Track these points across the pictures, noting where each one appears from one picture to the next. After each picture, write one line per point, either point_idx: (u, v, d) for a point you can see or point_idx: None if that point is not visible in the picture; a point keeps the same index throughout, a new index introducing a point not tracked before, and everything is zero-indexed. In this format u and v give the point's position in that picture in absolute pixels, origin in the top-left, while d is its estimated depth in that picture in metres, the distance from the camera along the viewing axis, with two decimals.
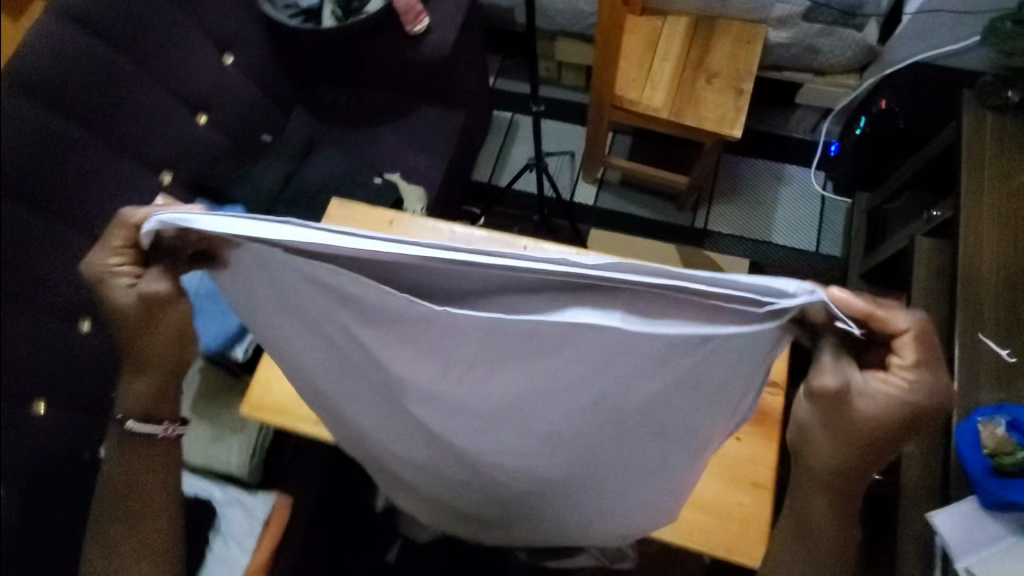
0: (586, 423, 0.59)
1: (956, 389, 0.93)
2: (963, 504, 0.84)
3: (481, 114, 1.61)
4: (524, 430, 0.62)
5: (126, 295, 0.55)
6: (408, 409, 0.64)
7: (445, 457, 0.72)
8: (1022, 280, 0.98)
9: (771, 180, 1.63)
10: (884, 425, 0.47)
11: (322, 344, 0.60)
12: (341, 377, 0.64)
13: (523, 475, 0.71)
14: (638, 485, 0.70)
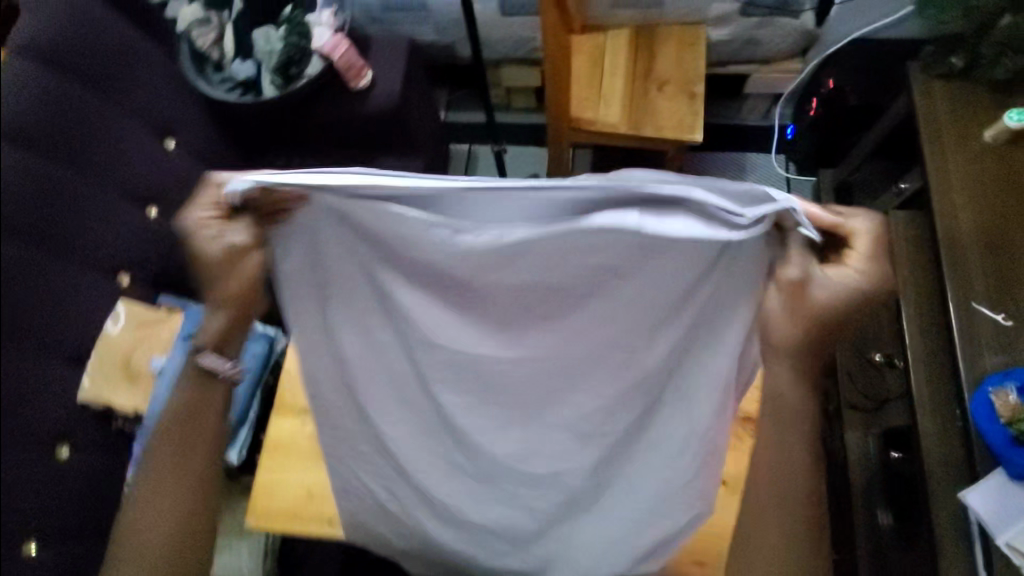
0: (603, 357, 0.65)
1: (960, 361, 0.93)
2: (992, 478, 0.84)
3: (439, 154, 1.59)
4: (543, 396, 0.68)
5: (208, 244, 0.62)
6: (437, 394, 0.70)
7: (468, 458, 0.74)
8: (1001, 240, 0.99)
9: (734, 171, 1.64)
10: (841, 305, 0.59)
11: (361, 335, 0.70)
12: (379, 373, 0.72)
13: (552, 477, 0.72)
14: (668, 464, 0.72)
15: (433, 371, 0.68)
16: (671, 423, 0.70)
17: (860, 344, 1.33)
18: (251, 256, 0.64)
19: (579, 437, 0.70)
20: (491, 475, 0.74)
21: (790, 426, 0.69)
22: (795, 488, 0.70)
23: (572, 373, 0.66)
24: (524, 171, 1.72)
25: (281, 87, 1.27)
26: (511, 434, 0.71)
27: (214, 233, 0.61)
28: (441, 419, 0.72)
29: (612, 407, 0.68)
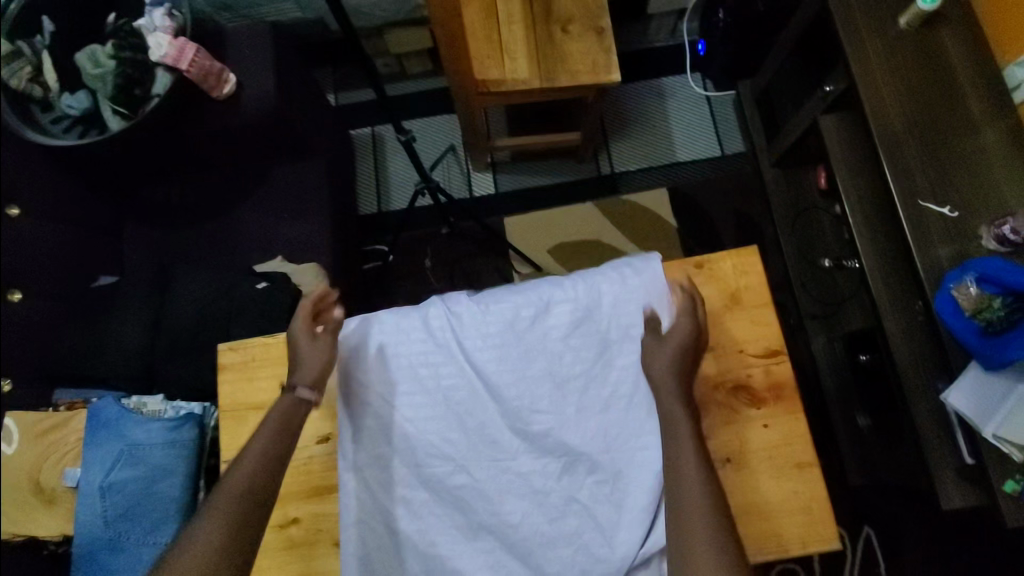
0: (554, 305, 0.74)
1: (916, 262, 0.91)
2: (968, 373, 0.84)
3: (339, 145, 1.42)
4: (527, 344, 0.73)
5: (307, 343, 0.69)
6: (443, 366, 0.73)
7: (471, 433, 0.71)
8: (934, 130, 0.96)
9: (654, 99, 1.56)
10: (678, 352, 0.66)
11: (390, 328, 0.75)
12: (383, 374, 0.73)
13: (552, 439, 0.69)
14: (641, 415, 0.69)
15: (438, 345, 0.74)
16: (628, 365, 0.71)
17: (806, 252, 1.34)
18: (332, 346, 0.70)
19: (562, 384, 0.71)
20: (489, 447, 0.70)
21: (732, 334, 0.72)
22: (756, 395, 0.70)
23: (547, 315, 0.74)
24: (437, 144, 1.56)
25: (127, 116, 1.04)
26: (506, 388, 0.72)
27: (314, 333, 0.69)
28: (441, 397, 0.72)
29: (575, 345, 0.73)
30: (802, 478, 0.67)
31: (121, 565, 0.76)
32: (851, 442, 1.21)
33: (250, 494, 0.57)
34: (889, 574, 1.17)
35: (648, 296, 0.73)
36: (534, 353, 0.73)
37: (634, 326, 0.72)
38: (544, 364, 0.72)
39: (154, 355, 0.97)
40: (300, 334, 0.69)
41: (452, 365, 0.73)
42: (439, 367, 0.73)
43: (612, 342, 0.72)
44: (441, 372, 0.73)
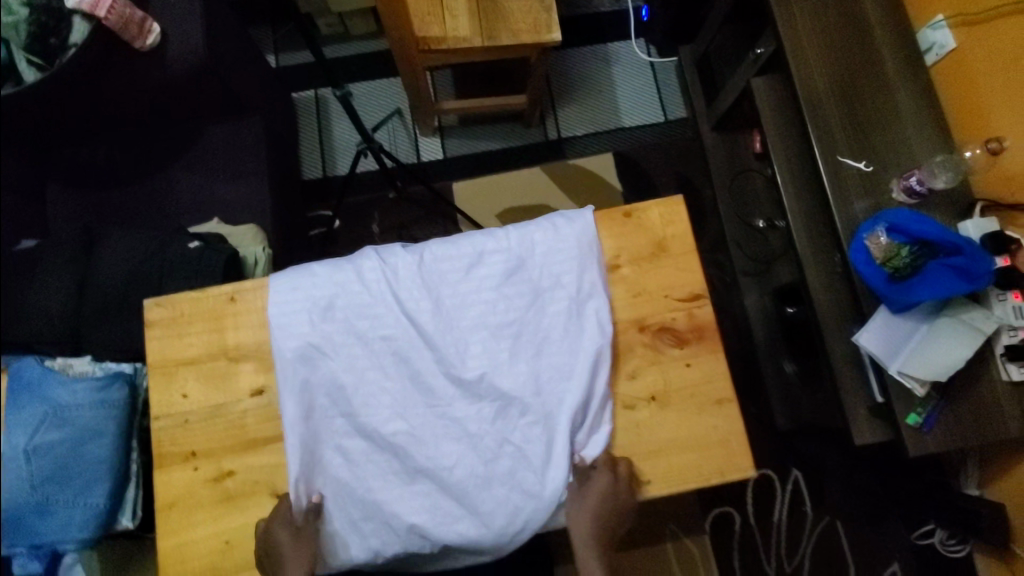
0: (489, 256, 0.75)
1: (835, 214, 0.96)
2: (879, 317, 0.90)
3: (279, 107, 1.38)
4: (462, 294, 0.74)
5: (292, 538, 0.66)
6: (379, 317, 0.74)
7: (408, 382, 0.72)
8: (853, 90, 1.01)
9: (600, 64, 1.57)
10: (596, 518, 0.67)
11: (326, 281, 0.74)
12: (319, 326, 0.73)
13: (485, 384, 0.71)
14: (574, 358, 0.71)
15: (375, 297, 0.74)
16: (559, 311, 0.73)
17: (742, 213, 1.39)
18: (314, 536, 0.68)
19: (496, 331, 0.73)
20: (425, 394, 0.72)
21: (663, 278, 0.75)
22: (683, 336, 0.73)
23: (482, 266, 0.75)
24: (383, 108, 1.52)
25: (44, 68, 0.93)
26: (441, 337, 0.73)
27: (298, 529, 0.67)
28: (378, 348, 0.73)
29: (508, 293, 0.74)
30: (720, 413, 0.72)
31: (52, 527, 0.73)
32: (781, 392, 1.28)
33: None
34: (814, 512, 1.26)
35: (579, 244, 0.74)
36: (469, 304, 0.74)
37: (566, 273, 0.74)
38: (479, 313, 0.74)
39: (82, 315, 0.92)
40: (281, 532, 0.67)
41: (388, 316, 0.74)
42: (376, 319, 0.74)
43: (544, 289, 0.74)
44: (377, 324, 0.73)
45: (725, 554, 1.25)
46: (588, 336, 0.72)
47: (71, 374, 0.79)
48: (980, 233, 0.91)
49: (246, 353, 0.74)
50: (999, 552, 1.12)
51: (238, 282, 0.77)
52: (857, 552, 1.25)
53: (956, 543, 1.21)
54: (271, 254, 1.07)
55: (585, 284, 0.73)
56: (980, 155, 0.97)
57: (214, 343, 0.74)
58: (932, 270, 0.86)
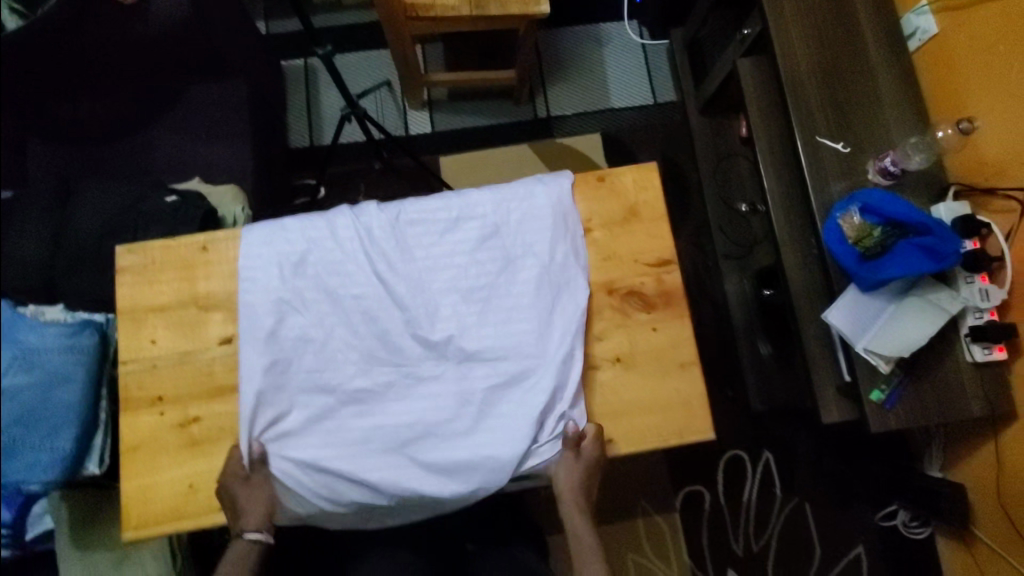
0: (464, 219, 0.76)
1: (810, 193, 0.96)
2: (848, 295, 0.91)
3: (266, 72, 1.37)
4: (434, 255, 0.75)
5: (242, 486, 0.68)
6: (351, 275, 0.74)
7: (376, 340, 0.73)
8: (836, 71, 1.01)
9: (592, 44, 1.57)
10: (585, 483, 0.70)
11: (299, 237, 0.75)
12: (292, 281, 0.74)
13: (453, 345, 0.72)
14: (542, 321, 0.72)
15: (347, 254, 0.75)
16: (530, 277, 0.74)
17: (725, 196, 1.40)
18: (266, 484, 0.68)
19: (466, 294, 0.74)
20: (392, 352, 0.72)
21: (633, 242, 0.77)
22: (649, 299, 0.75)
23: (456, 230, 0.76)
24: (372, 80, 1.51)
25: (25, 16, 1.02)
26: (411, 297, 0.73)
27: (246, 479, 0.68)
28: (348, 305, 0.73)
29: (480, 257, 0.75)
30: (683, 376, 0.73)
31: (14, 467, 0.74)
32: (756, 373, 1.29)
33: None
34: (782, 493, 1.28)
35: (553, 212, 0.76)
36: (442, 266, 0.75)
37: (539, 239, 0.75)
38: (451, 275, 0.75)
39: (55, 267, 0.92)
40: (233, 482, 0.68)
41: (359, 274, 0.74)
42: (347, 277, 0.74)
43: (517, 254, 0.75)
44: (347, 281, 0.74)
45: (694, 532, 1.26)
46: (558, 301, 0.73)
47: (42, 320, 0.80)
48: (950, 216, 0.93)
49: (216, 302, 0.75)
50: (960, 533, 1.16)
51: (210, 232, 0.77)
52: (823, 534, 1.27)
53: (918, 524, 1.25)
54: (250, 215, 1.07)
55: (556, 250, 0.74)
56: (952, 135, 0.98)
57: (184, 292, 0.75)
58: (901, 251, 0.89)
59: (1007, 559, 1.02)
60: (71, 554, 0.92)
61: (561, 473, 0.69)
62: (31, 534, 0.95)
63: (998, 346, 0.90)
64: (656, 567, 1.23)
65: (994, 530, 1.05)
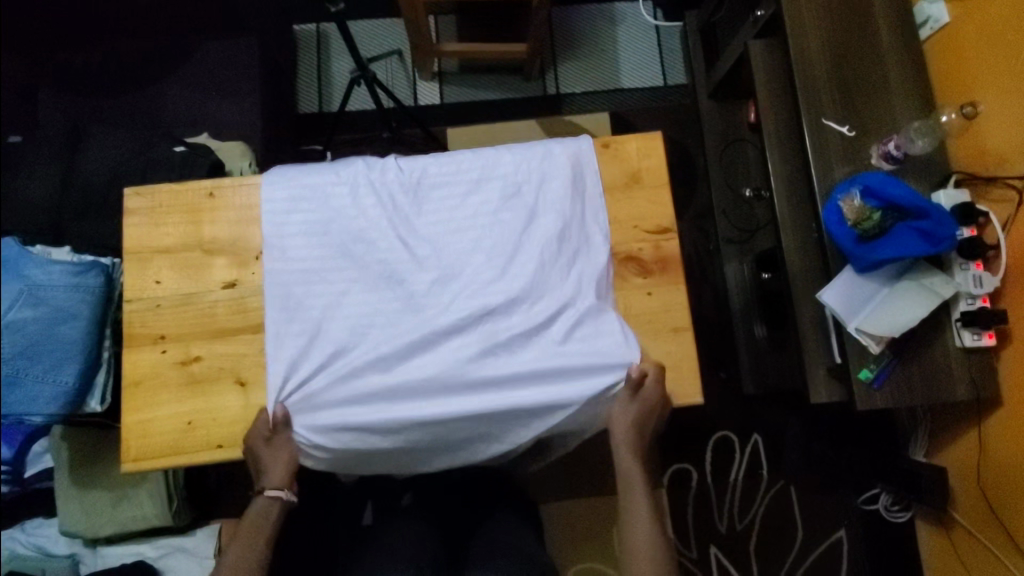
0: (483, 184, 0.79)
1: (813, 175, 0.97)
2: (844, 276, 0.93)
3: (278, 35, 1.37)
4: (458, 217, 0.77)
5: (265, 449, 0.72)
6: (373, 239, 0.76)
7: (401, 302, 0.75)
8: (848, 55, 1.01)
9: (605, 23, 1.56)
10: (642, 423, 0.74)
11: (320, 206, 0.78)
12: (317, 248, 0.77)
13: (478, 298, 0.73)
14: (562, 280, 0.75)
15: (371, 219, 0.77)
16: (551, 235, 0.76)
17: (730, 181, 1.39)
18: (288, 442, 0.72)
19: (490, 252, 0.75)
20: (416, 312, 0.74)
21: (631, 206, 0.81)
22: (646, 262, 0.79)
23: (478, 195, 0.78)
24: (384, 48, 1.51)
25: None
26: (435, 257, 0.76)
27: (268, 439, 0.72)
28: (373, 268, 0.75)
29: (504, 219, 0.77)
30: (675, 340, 0.78)
31: (18, 398, 0.77)
32: (750, 356, 1.30)
33: (260, 547, 0.72)
34: (770, 476, 1.30)
35: (569, 175, 0.78)
36: (464, 226, 0.77)
37: (558, 201, 0.78)
38: (474, 235, 0.77)
39: (62, 212, 0.92)
40: (257, 440, 0.72)
41: (382, 239, 0.76)
42: (371, 242, 0.76)
43: (538, 215, 0.77)
44: (371, 243, 0.76)
45: (680, 510, 1.28)
46: (578, 257, 0.76)
47: (50, 257, 0.81)
48: (950, 203, 0.94)
49: (220, 247, 0.78)
50: (938, 516, 1.19)
51: (218, 179, 0.81)
52: (807, 517, 1.29)
53: (899, 509, 1.27)
54: (257, 172, 1.08)
55: (573, 212, 0.77)
56: (954, 120, 1.00)
57: (190, 235, 0.79)
58: (898, 233, 0.90)
59: (986, 543, 1.06)
60: (68, 491, 0.95)
61: (620, 412, 0.73)
62: (31, 472, 0.99)
63: (989, 332, 0.92)
64: None
65: (973, 513, 1.09)
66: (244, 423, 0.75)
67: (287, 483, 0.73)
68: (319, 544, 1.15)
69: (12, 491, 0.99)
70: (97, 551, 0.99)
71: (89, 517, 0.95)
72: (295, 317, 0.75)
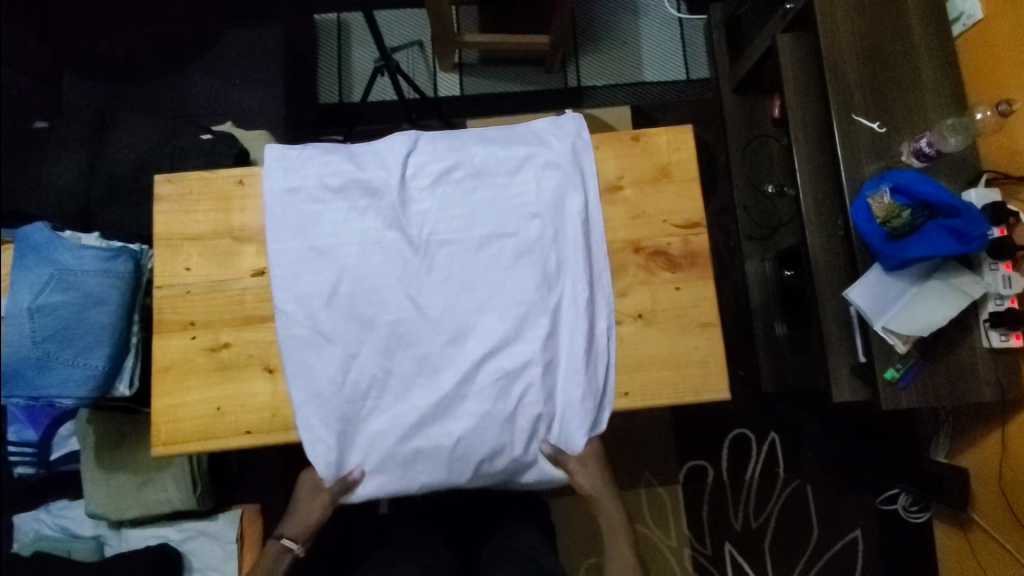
0: (494, 232, 0.76)
1: (841, 171, 0.96)
2: (871, 274, 0.92)
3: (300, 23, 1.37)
4: (472, 271, 0.75)
5: (304, 499, 0.78)
6: (385, 299, 0.74)
7: (415, 366, 0.74)
8: (879, 51, 0.99)
9: (627, 15, 1.54)
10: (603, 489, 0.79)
11: (328, 265, 0.75)
12: (326, 307, 0.74)
13: (490, 356, 0.73)
14: (577, 334, 0.74)
15: (383, 278, 0.75)
16: (564, 288, 0.76)
17: (753, 177, 1.38)
18: (322, 502, 0.77)
19: (503, 310, 0.75)
20: (431, 374, 0.74)
21: (661, 202, 0.80)
22: (674, 258, 0.79)
23: (490, 247, 0.76)
24: (404, 39, 1.50)
25: None
26: (447, 317, 0.74)
27: (310, 492, 0.78)
28: (384, 330, 0.74)
29: (517, 273, 0.75)
30: (703, 335, 0.78)
31: (53, 380, 0.77)
32: (771, 353, 1.29)
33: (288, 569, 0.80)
34: (786, 473, 1.30)
35: (583, 221, 0.77)
36: (477, 279, 0.75)
37: (572, 253, 0.76)
38: (486, 289, 0.75)
39: (92, 196, 0.94)
40: (302, 484, 0.79)
41: (395, 299, 0.75)
42: (383, 302, 0.74)
43: (552, 265, 0.76)
44: (381, 304, 0.74)
45: (695, 507, 1.28)
46: (591, 305, 0.75)
47: (80, 242, 0.82)
48: (981, 202, 0.93)
49: (249, 234, 0.79)
50: (957, 517, 1.18)
51: (247, 167, 0.81)
52: (823, 515, 1.28)
53: (918, 509, 1.26)
54: None
55: (587, 259, 0.76)
56: (989, 118, 0.97)
57: (219, 223, 0.79)
58: (928, 231, 0.89)
59: (1004, 545, 1.05)
60: (95, 473, 0.96)
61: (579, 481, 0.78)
62: (57, 455, 1.01)
63: (1017, 333, 0.91)
64: (656, 539, 1.25)
65: (993, 515, 1.08)
66: (272, 409, 0.76)
67: (304, 537, 0.79)
68: (336, 532, 1.16)
69: (38, 473, 1.00)
70: (121, 533, 1.00)
71: (113, 499, 0.97)
72: (313, 356, 0.74)
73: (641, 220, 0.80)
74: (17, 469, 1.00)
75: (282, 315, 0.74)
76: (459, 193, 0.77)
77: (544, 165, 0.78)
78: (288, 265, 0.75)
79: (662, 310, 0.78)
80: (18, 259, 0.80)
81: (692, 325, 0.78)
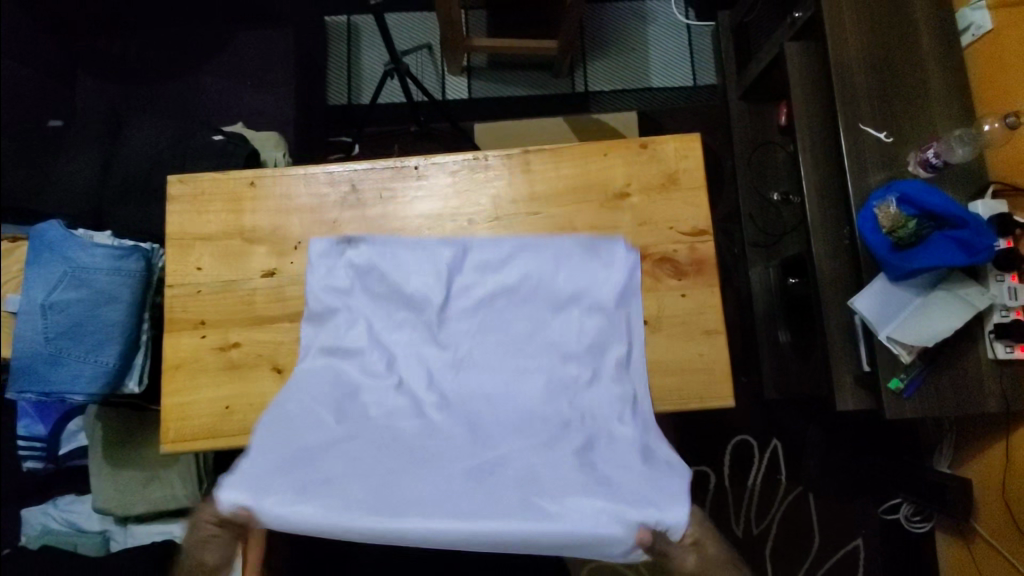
0: (529, 361, 0.74)
1: (848, 180, 0.96)
2: (877, 283, 0.92)
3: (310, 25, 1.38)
4: (499, 392, 0.73)
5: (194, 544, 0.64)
6: (403, 409, 0.72)
7: (421, 457, 0.67)
8: (888, 61, 0.99)
9: (635, 21, 1.55)
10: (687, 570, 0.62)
11: (355, 373, 0.74)
12: (343, 406, 0.71)
13: (513, 471, 0.65)
14: (609, 452, 0.68)
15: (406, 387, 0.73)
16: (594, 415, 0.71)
17: (759, 184, 1.38)
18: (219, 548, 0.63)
19: (529, 427, 0.70)
20: (439, 464, 0.65)
21: (668, 209, 0.81)
22: (680, 265, 0.80)
23: (523, 379, 0.74)
24: (413, 42, 1.51)
25: None
26: (464, 426, 0.70)
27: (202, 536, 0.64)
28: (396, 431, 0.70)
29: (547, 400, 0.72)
30: (708, 343, 0.78)
31: (65, 377, 0.79)
32: (775, 361, 1.29)
33: None
34: (788, 481, 1.29)
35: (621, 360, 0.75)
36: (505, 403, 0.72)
37: (606, 386, 0.73)
38: (515, 414, 0.71)
39: (105, 197, 0.95)
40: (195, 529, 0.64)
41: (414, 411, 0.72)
42: (400, 410, 0.71)
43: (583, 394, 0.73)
44: (400, 419, 0.71)
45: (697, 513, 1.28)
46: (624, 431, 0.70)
47: (93, 240, 0.83)
48: (988, 213, 0.93)
49: (260, 235, 0.80)
50: (958, 527, 1.18)
51: (259, 168, 0.82)
52: (824, 523, 1.28)
53: (921, 519, 1.25)
54: (288, 162, 1.09)
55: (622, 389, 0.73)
56: (998, 129, 0.98)
57: (230, 223, 0.80)
58: (935, 242, 0.89)
59: (1006, 556, 1.05)
60: (102, 469, 0.97)
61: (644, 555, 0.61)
62: (65, 450, 1.02)
63: None
64: None
65: (994, 525, 1.08)
66: None
67: None
68: None
69: (48, 467, 1.02)
70: (127, 530, 1.01)
71: (120, 495, 0.98)
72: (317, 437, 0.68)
73: (648, 226, 0.81)
74: (26, 463, 1.01)
75: (293, 404, 0.71)
76: (493, 320, 0.76)
77: (591, 305, 0.76)
78: (316, 366, 0.74)
79: (668, 317, 0.79)
80: (33, 257, 0.82)
81: (696, 332, 0.79)
